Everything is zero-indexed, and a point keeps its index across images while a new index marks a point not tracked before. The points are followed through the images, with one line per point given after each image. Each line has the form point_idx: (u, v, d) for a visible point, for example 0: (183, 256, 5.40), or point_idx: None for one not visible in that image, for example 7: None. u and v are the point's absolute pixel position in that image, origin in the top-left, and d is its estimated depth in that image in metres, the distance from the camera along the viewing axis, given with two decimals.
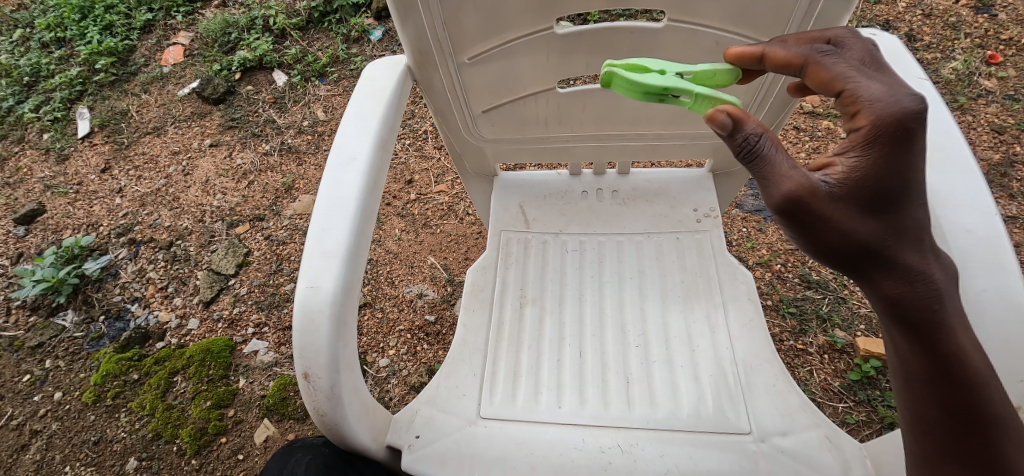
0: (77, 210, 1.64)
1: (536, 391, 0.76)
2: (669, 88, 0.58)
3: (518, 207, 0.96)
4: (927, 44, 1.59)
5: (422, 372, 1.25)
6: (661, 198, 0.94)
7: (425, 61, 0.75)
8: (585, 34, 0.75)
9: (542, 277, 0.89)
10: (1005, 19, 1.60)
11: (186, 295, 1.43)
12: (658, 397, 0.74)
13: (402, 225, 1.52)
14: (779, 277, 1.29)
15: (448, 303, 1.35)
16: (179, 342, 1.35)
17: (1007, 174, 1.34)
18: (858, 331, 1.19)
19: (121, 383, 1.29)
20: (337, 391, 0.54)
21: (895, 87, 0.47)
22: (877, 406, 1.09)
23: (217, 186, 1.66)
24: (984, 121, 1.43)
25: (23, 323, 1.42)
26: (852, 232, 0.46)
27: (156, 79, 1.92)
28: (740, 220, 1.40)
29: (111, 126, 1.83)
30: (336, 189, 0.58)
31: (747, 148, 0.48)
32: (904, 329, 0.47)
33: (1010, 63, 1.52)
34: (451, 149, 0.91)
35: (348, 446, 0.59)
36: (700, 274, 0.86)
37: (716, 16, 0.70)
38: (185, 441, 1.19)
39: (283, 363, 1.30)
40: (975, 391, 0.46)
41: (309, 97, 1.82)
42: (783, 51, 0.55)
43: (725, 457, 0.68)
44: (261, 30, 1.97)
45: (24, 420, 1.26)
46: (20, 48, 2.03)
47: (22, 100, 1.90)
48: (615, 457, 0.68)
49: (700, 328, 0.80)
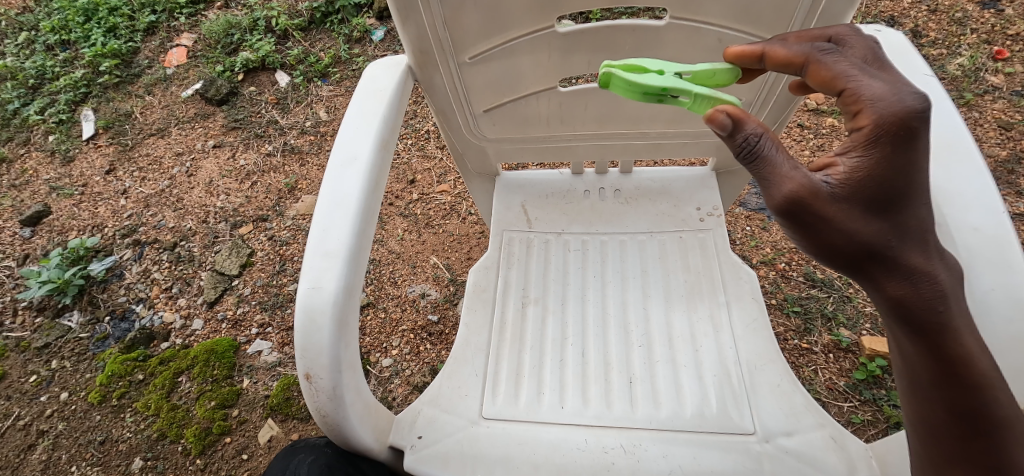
0: (83, 211, 1.65)
1: (538, 391, 0.76)
2: (668, 88, 0.58)
3: (520, 207, 0.96)
4: (931, 40, 1.58)
5: (425, 372, 1.25)
6: (663, 197, 0.94)
7: (426, 61, 0.75)
8: (586, 33, 0.75)
9: (544, 277, 0.88)
10: (1012, 14, 1.59)
11: (190, 296, 1.44)
12: (661, 397, 0.74)
13: (405, 225, 1.52)
14: (783, 275, 1.28)
15: (450, 303, 1.35)
16: (183, 342, 1.36)
17: (1013, 171, 1.32)
18: (864, 330, 1.18)
19: (126, 383, 1.29)
20: (339, 391, 0.54)
21: (897, 85, 0.46)
22: (883, 405, 1.08)
23: (220, 186, 1.66)
24: (990, 117, 1.42)
25: (29, 324, 1.43)
26: (855, 233, 0.45)
27: (159, 81, 1.93)
28: (743, 219, 1.39)
29: (115, 127, 1.83)
30: (336, 190, 0.58)
31: (747, 148, 0.47)
32: (908, 331, 0.46)
33: (1016, 58, 1.51)
34: (452, 149, 0.91)
35: (350, 447, 0.59)
36: (703, 273, 0.86)
37: (718, 13, 0.70)
38: (190, 441, 1.20)
39: (286, 363, 1.30)
40: (982, 393, 0.45)
41: (312, 97, 1.82)
42: (783, 50, 0.54)
43: (728, 457, 0.67)
44: (263, 31, 1.97)
45: (31, 421, 1.27)
46: (26, 51, 2.04)
47: (27, 103, 1.92)
48: (617, 458, 0.68)
49: (704, 327, 0.80)
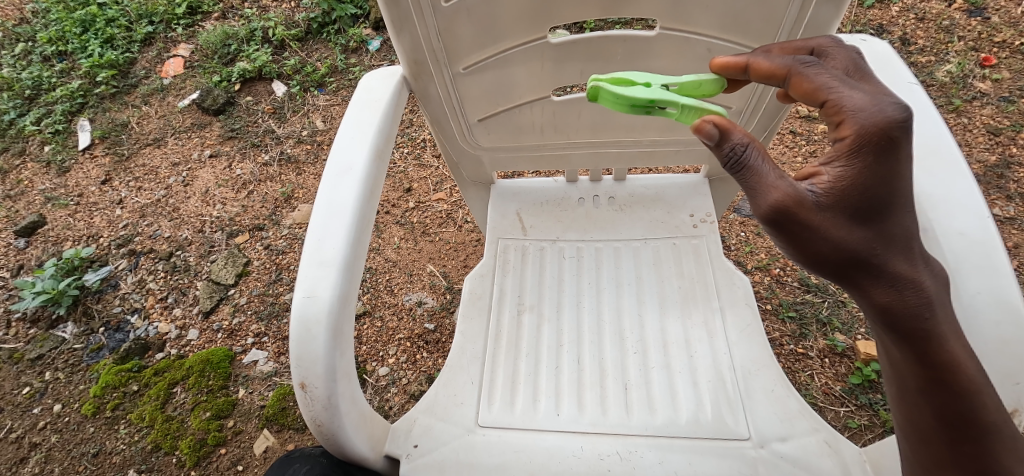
0: (78, 221, 1.64)
1: (534, 399, 0.76)
2: (655, 101, 0.59)
3: (515, 215, 0.97)
4: (920, 47, 1.60)
5: (421, 380, 1.25)
6: (657, 203, 0.95)
7: (421, 71, 0.75)
8: (578, 43, 0.76)
9: (540, 284, 0.89)
10: (998, 22, 1.61)
11: (186, 306, 1.43)
12: (657, 403, 0.74)
13: (401, 233, 1.52)
14: (778, 281, 1.29)
15: (448, 311, 1.35)
16: (179, 353, 1.35)
17: (1003, 176, 1.34)
18: (858, 334, 1.19)
19: (120, 395, 1.28)
20: (335, 400, 0.54)
21: (878, 96, 0.47)
22: (878, 410, 1.09)
23: (216, 196, 1.66)
24: (979, 123, 1.44)
25: (23, 335, 1.42)
26: (841, 241, 0.46)
27: (156, 91, 1.93)
28: (738, 224, 1.40)
29: (111, 137, 1.84)
30: (333, 197, 0.59)
31: (734, 159, 0.48)
32: (896, 338, 0.47)
33: (1004, 65, 1.53)
34: (448, 159, 0.91)
35: (347, 456, 0.59)
36: (698, 279, 0.86)
37: (708, 23, 0.71)
38: (185, 452, 1.19)
39: (283, 373, 1.29)
40: (968, 399, 0.45)
41: (308, 106, 1.83)
42: (766, 62, 0.56)
43: (724, 463, 0.67)
44: (260, 42, 1.98)
45: (24, 433, 1.26)
46: (22, 61, 2.05)
47: (23, 113, 1.92)
48: (614, 465, 0.68)
49: (698, 334, 0.80)
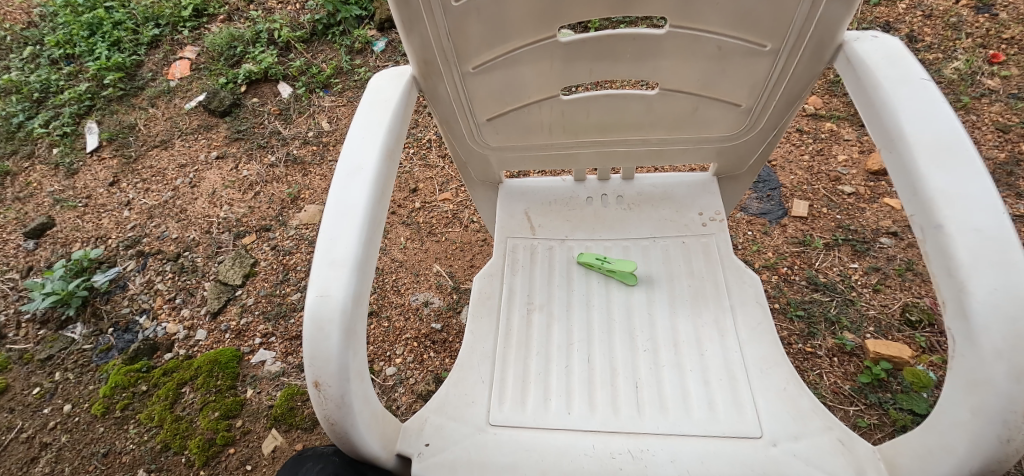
0: (86, 223, 1.65)
1: (545, 398, 0.76)
2: None
3: (523, 214, 0.98)
4: (927, 45, 1.60)
5: (428, 380, 1.25)
6: (666, 202, 0.95)
7: (431, 71, 0.76)
8: (587, 42, 0.76)
9: (549, 284, 0.89)
10: (1006, 19, 1.60)
11: (194, 306, 1.44)
12: (668, 403, 0.74)
13: (407, 233, 1.53)
14: (785, 280, 1.30)
15: (454, 311, 1.36)
16: (187, 353, 1.36)
17: (1013, 173, 1.33)
18: (867, 333, 1.18)
19: (129, 395, 1.29)
20: (348, 399, 0.54)
21: None
22: (888, 409, 1.07)
23: (223, 197, 1.67)
24: (988, 120, 1.43)
25: (33, 336, 1.43)
26: None
27: (162, 94, 1.95)
28: (745, 223, 1.42)
29: (118, 139, 1.85)
30: (344, 196, 0.59)
31: None
32: None
33: (1012, 61, 1.52)
34: (457, 158, 0.92)
35: (359, 455, 0.59)
36: (708, 277, 0.86)
37: (717, 21, 0.71)
38: (194, 452, 1.19)
39: (290, 373, 1.30)
40: None
41: (314, 108, 1.84)
42: None
43: (736, 462, 0.66)
44: (266, 43, 1.99)
45: (33, 434, 1.26)
46: (30, 65, 2.07)
47: (31, 116, 1.93)
48: (625, 463, 0.67)
49: (709, 332, 0.80)
